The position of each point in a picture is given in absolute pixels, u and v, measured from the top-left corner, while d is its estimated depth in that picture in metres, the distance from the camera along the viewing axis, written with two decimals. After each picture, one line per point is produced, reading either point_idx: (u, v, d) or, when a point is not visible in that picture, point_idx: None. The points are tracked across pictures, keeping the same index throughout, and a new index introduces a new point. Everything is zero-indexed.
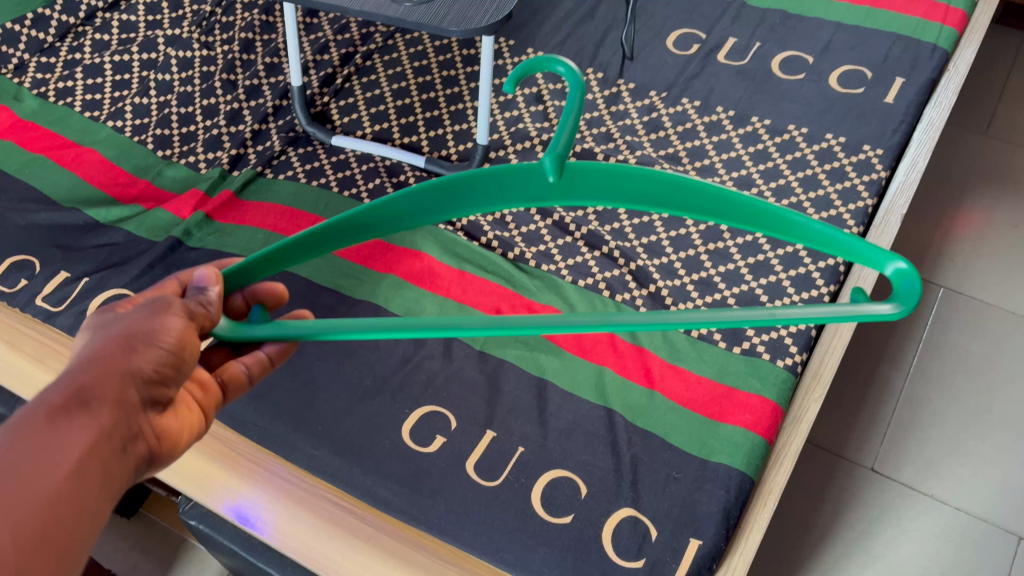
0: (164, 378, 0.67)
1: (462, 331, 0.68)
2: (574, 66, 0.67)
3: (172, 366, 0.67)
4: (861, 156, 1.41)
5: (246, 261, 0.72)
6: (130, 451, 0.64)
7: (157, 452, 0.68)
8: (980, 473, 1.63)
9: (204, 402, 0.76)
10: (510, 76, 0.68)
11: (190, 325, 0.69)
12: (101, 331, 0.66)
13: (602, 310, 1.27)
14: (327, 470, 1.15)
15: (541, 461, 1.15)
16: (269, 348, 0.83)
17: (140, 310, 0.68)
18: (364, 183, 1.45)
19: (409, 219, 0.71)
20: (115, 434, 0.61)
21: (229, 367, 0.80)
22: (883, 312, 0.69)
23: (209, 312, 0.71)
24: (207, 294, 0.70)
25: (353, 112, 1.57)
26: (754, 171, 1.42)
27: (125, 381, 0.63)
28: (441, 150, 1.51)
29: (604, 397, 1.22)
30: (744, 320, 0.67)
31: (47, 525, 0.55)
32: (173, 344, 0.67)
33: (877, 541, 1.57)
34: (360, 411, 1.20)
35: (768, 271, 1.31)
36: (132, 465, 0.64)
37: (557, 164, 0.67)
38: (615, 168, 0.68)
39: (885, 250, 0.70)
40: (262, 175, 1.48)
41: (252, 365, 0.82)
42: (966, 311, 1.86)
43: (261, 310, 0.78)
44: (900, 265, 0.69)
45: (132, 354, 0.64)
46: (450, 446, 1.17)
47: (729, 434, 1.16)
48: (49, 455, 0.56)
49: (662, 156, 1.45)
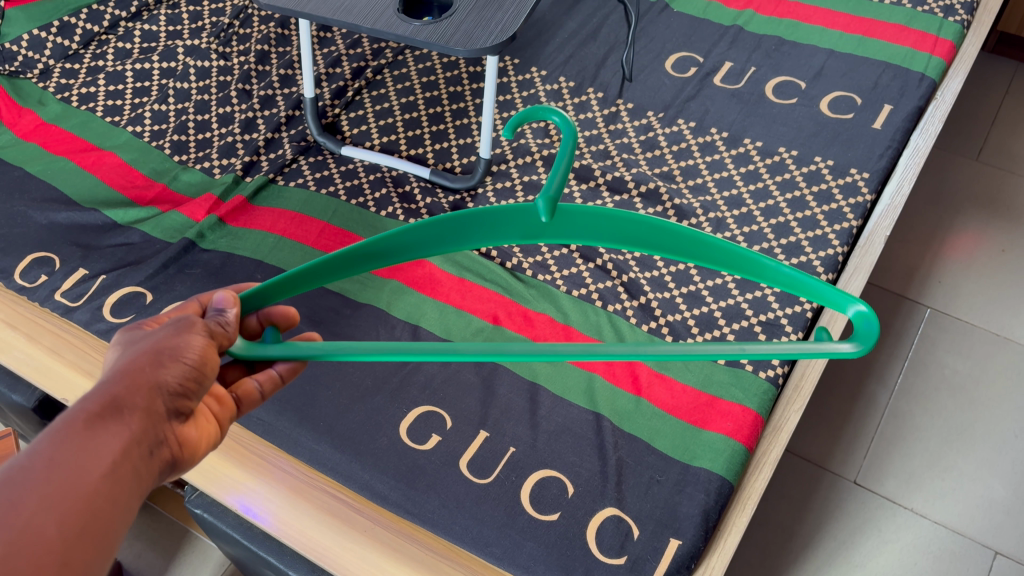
0: (188, 392, 0.73)
1: (459, 355, 0.74)
2: (568, 117, 0.77)
3: (195, 380, 0.74)
4: (848, 179, 1.47)
5: (263, 286, 0.79)
6: (155, 457, 0.70)
7: (179, 457, 0.75)
8: (959, 488, 1.69)
9: (220, 414, 0.83)
10: (508, 124, 0.77)
11: (211, 342, 0.76)
12: (132, 346, 0.73)
13: (594, 320, 1.34)
14: (328, 464, 1.21)
15: (531, 461, 1.21)
16: (280, 366, 0.90)
17: (168, 328, 0.75)
18: (371, 192, 1.51)
19: (415, 252, 0.79)
20: (142, 441, 0.68)
21: (243, 384, 0.88)
22: (844, 350, 0.78)
23: (227, 331, 0.78)
24: (225, 315, 0.78)
25: (363, 124, 1.63)
26: (744, 191, 1.48)
27: (152, 392, 0.70)
28: (445, 162, 1.58)
29: (593, 402, 1.27)
30: (720, 353, 0.75)
31: (86, 522, 0.62)
32: (195, 360, 0.73)
33: (857, 552, 1.62)
34: (359, 409, 1.26)
35: (755, 286, 1.37)
36: (156, 469, 0.71)
37: (549, 205, 0.76)
38: (603, 211, 0.78)
39: (846, 294, 0.80)
40: (273, 182, 1.55)
41: (264, 382, 0.89)
42: (952, 331, 1.91)
43: (275, 331, 0.85)
44: (861, 307, 0.79)
45: (160, 368, 0.71)
46: (445, 444, 1.23)
47: (710, 441, 1.22)
48: (88, 457, 0.63)
49: (657, 173, 1.51)
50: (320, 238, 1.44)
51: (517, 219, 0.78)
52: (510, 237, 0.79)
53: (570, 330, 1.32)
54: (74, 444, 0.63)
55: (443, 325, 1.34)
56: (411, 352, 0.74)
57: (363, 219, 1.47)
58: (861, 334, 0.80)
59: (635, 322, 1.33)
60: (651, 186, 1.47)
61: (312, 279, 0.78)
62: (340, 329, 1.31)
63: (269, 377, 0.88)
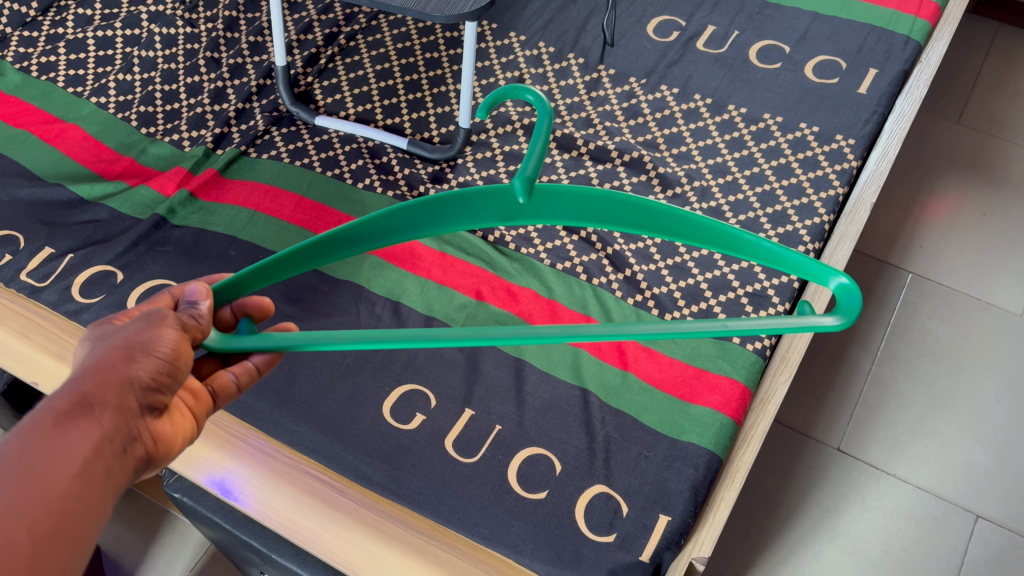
0: (162, 386, 0.70)
1: (438, 342, 0.71)
2: (541, 95, 0.74)
3: (168, 375, 0.70)
4: (833, 146, 1.45)
5: (233, 277, 0.75)
6: (128, 455, 0.68)
7: (152, 453, 0.73)
8: (941, 453, 1.70)
9: (195, 408, 0.83)
10: (483, 103, 0.74)
11: (184, 336, 0.72)
12: (102, 340, 0.70)
13: (579, 294, 1.32)
14: (310, 446, 1.19)
15: (517, 440, 1.19)
16: (257, 357, 0.87)
17: (139, 321, 0.71)
18: (347, 163, 1.47)
19: (389, 237, 0.74)
20: (114, 438, 0.66)
21: (218, 376, 0.85)
22: (826, 326, 0.75)
23: (201, 324, 0.73)
24: (199, 307, 0.72)
25: (336, 93, 1.58)
26: (729, 158, 1.45)
27: (124, 389, 0.67)
28: (423, 132, 1.53)
29: (580, 377, 1.24)
30: (702, 331, 0.72)
31: (57, 525, 0.60)
32: (168, 355, 0.70)
33: (841, 519, 1.63)
34: (340, 388, 1.24)
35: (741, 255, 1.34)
36: (128, 464, 0.69)
37: (526, 186, 0.72)
38: (582, 191, 0.75)
39: (830, 267, 0.77)
40: (245, 154, 1.50)
41: (241, 374, 0.86)
42: (934, 296, 1.91)
43: (249, 323, 0.82)
44: (843, 281, 0.76)
45: (132, 363, 0.67)
46: (429, 422, 1.20)
47: (697, 414, 1.21)
48: (57, 459, 0.61)
49: (640, 142, 1.48)
50: (295, 212, 1.40)
51: (495, 201, 0.74)
52: (488, 219, 0.75)
53: (554, 304, 1.30)
54: (41, 446, 0.61)
55: (424, 302, 1.31)
56: (389, 340, 0.71)
57: (340, 191, 1.43)
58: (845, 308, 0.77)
59: (621, 296, 1.31)
60: (635, 154, 1.44)
61: (284, 269, 0.74)
62: (318, 308, 1.28)
63: (246, 369, 0.85)
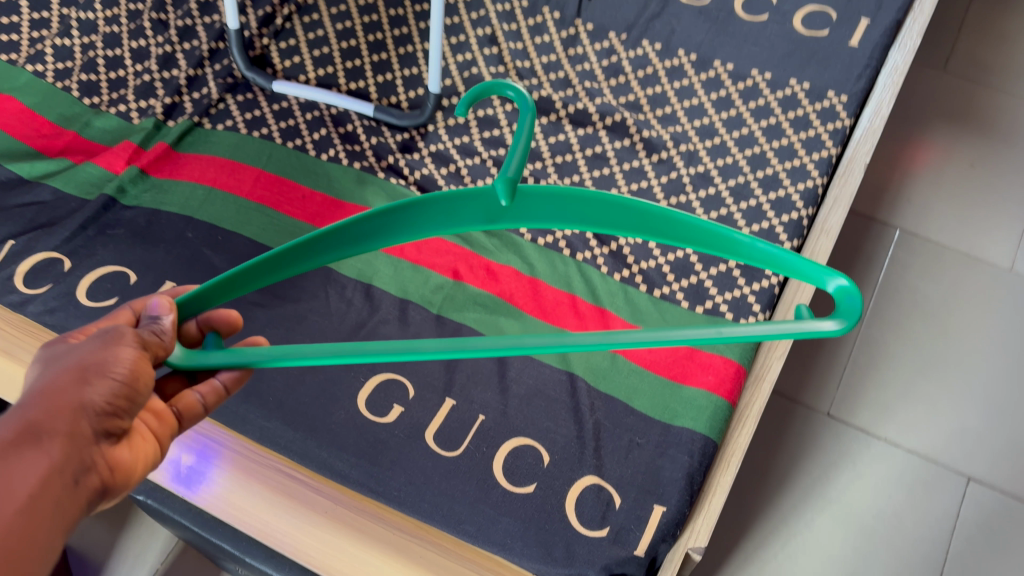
0: (118, 409, 0.71)
1: (408, 355, 0.66)
2: (525, 91, 0.68)
3: (125, 396, 0.71)
4: (826, 103, 1.38)
5: (202, 288, 0.72)
6: (82, 485, 0.68)
7: (108, 482, 0.72)
8: (932, 415, 1.66)
9: (158, 430, 0.82)
10: (463, 99, 0.68)
11: (142, 354, 0.72)
12: (54, 367, 0.70)
13: (562, 270, 1.25)
14: (281, 442, 1.11)
15: (502, 429, 1.12)
16: (225, 377, 0.90)
17: (94, 343, 0.72)
18: (309, 133, 1.37)
19: (359, 244, 0.69)
20: (68, 464, 0.65)
21: (184, 396, 0.86)
22: (825, 330, 0.68)
23: (163, 341, 0.74)
24: (161, 323, 0.73)
25: (295, 55, 1.46)
26: (717, 119, 1.37)
27: (77, 413, 0.67)
28: (390, 97, 1.44)
29: (566, 361, 1.17)
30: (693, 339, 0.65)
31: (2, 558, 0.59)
32: (124, 375, 0.70)
33: (832, 486, 1.59)
34: (311, 379, 1.16)
35: (732, 224, 1.27)
36: (85, 494, 0.68)
37: (506, 188, 0.66)
38: (566, 192, 0.68)
39: (824, 267, 0.68)
40: (199, 125, 1.39)
41: (207, 395, 0.88)
42: (922, 253, 1.86)
43: (216, 337, 0.80)
44: (841, 281, 0.68)
45: (86, 386, 0.68)
46: (408, 414, 1.13)
47: (691, 397, 1.14)
48: (2, 488, 0.60)
49: (622, 104, 1.40)
50: (255, 187, 1.31)
51: (472, 205, 0.68)
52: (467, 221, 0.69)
53: (536, 282, 1.23)
54: None
55: (398, 284, 1.23)
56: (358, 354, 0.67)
57: (302, 163, 1.33)
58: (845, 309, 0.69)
59: (607, 271, 1.25)
60: (617, 117, 1.36)
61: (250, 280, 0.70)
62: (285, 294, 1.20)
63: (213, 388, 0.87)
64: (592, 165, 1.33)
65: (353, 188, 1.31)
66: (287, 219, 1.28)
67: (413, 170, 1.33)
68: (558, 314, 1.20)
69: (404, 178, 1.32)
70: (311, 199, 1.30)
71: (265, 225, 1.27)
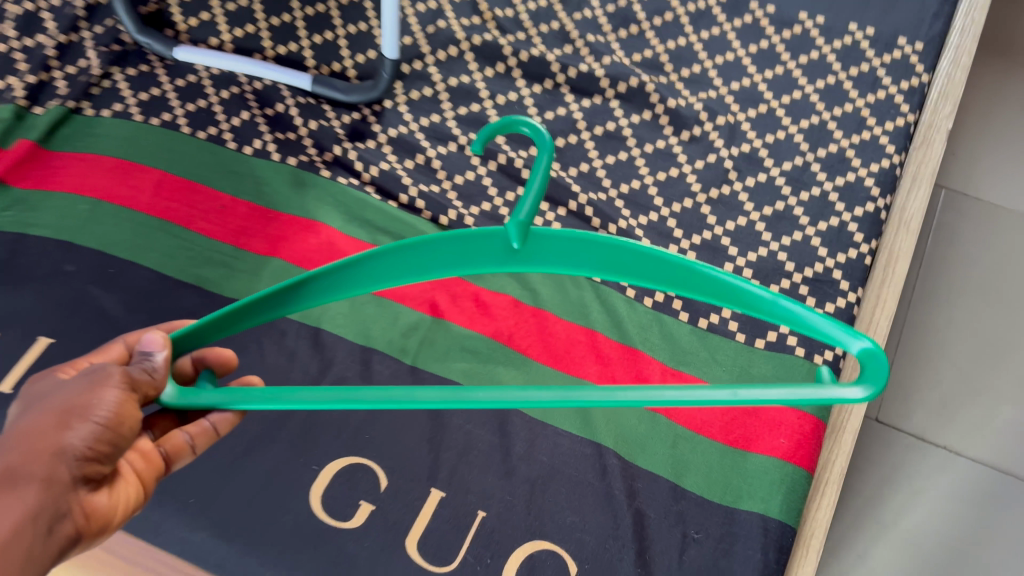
0: (102, 456, 0.56)
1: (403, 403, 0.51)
2: (539, 126, 0.58)
3: (109, 442, 0.56)
4: (896, 54, 1.07)
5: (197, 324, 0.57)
6: (55, 540, 0.53)
7: (88, 536, 0.57)
8: (997, 414, 1.40)
9: (144, 475, 0.65)
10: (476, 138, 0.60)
11: (131, 396, 0.56)
12: (32, 405, 0.56)
13: (575, 298, 0.95)
14: (209, 562, 0.81)
15: (512, 528, 0.83)
16: (215, 416, 0.72)
17: (80, 381, 0.57)
18: (226, 118, 1.03)
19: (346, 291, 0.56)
20: (39, 516, 0.52)
21: (172, 438, 0.69)
22: (852, 396, 0.54)
23: (156, 379, 0.57)
24: (154, 360, 0.56)
25: (203, 10, 1.11)
26: (760, 80, 1.06)
27: (55, 458, 0.52)
28: (331, 64, 1.09)
29: (589, 427, 0.88)
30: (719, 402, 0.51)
31: None
32: (107, 418, 0.55)
33: (887, 507, 1.33)
34: (247, 470, 0.85)
35: (791, 226, 0.97)
36: (54, 554, 0.53)
37: (519, 229, 0.55)
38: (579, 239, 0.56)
39: (848, 327, 0.54)
40: (79, 112, 1.03)
41: (198, 436, 0.70)
42: (973, 216, 1.58)
43: (210, 375, 0.62)
44: (865, 343, 0.54)
45: (66, 428, 0.53)
46: (381, 512, 0.83)
47: (757, 469, 0.86)
48: None
49: (637, 62, 1.07)
50: (157, 199, 0.97)
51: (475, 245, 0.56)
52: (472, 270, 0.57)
53: (540, 313, 0.93)
54: None
55: (357, 326, 0.92)
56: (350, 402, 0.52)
57: (219, 160, 1.00)
58: (872, 374, 0.55)
59: (634, 297, 0.95)
60: (634, 81, 1.03)
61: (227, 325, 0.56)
62: None
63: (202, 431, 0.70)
64: (605, 148, 1.01)
65: (289, 193, 0.98)
66: (204, 241, 0.95)
67: (368, 166, 0.99)
68: (574, 361, 0.90)
69: (358, 177, 0.99)
70: (233, 211, 0.97)
71: (174, 250, 0.95)
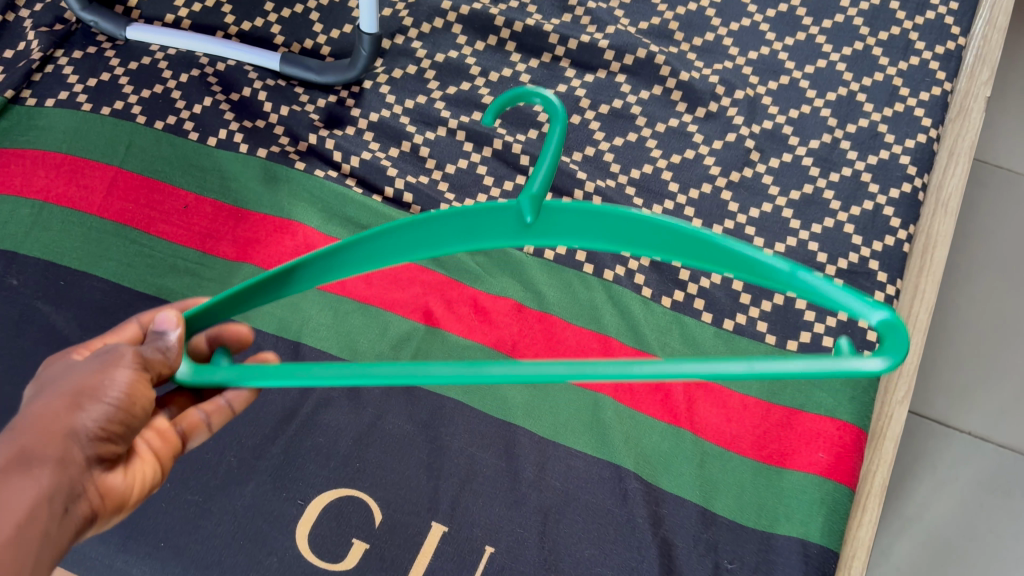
0: (116, 436, 0.52)
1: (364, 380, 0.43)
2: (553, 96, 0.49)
3: (122, 423, 0.51)
4: (929, 14, 0.97)
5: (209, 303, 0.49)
6: (70, 527, 0.49)
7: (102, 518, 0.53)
8: None
9: (162, 454, 0.59)
10: None
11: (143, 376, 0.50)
12: (42, 390, 0.51)
13: (586, 299, 0.84)
14: None
15: (523, 565, 0.74)
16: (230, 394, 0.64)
17: (90, 362, 0.52)
18: (186, 106, 0.91)
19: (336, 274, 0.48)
20: (55, 496, 0.47)
21: (188, 415, 0.62)
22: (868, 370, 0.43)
23: (169, 360, 0.49)
24: (166, 340, 0.49)
25: None
26: (780, 47, 0.96)
27: (68, 439, 0.49)
28: (302, 40, 0.97)
29: (606, 447, 0.79)
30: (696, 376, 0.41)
31: None
32: (121, 400, 0.50)
33: None
34: (223, 508, 0.75)
35: (821, 211, 0.88)
36: (71, 536, 0.49)
37: (533, 204, 0.46)
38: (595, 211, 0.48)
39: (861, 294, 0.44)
40: (18, 101, 0.91)
41: (213, 414, 0.63)
42: None
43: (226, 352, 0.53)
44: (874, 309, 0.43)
45: (77, 409, 0.49)
46: (376, 551, 0.74)
47: (795, 488, 0.77)
48: None
49: (643, 31, 0.97)
50: (110, 199, 0.87)
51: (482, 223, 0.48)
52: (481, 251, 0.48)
53: (546, 318, 0.83)
54: None
55: (341, 339, 0.82)
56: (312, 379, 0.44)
57: (179, 153, 0.89)
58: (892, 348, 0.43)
59: (650, 296, 0.85)
60: (641, 52, 0.93)
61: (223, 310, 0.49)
62: None
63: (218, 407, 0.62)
64: (612, 128, 0.91)
65: (259, 189, 0.87)
66: (165, 246, 0.85)
67: (348, 156, 0.88)
68: (587, 372, 0.81)
69: (337, 169, 0.89)
70: (198, 211, 0.86)
71: (131, 257, 0.84)
